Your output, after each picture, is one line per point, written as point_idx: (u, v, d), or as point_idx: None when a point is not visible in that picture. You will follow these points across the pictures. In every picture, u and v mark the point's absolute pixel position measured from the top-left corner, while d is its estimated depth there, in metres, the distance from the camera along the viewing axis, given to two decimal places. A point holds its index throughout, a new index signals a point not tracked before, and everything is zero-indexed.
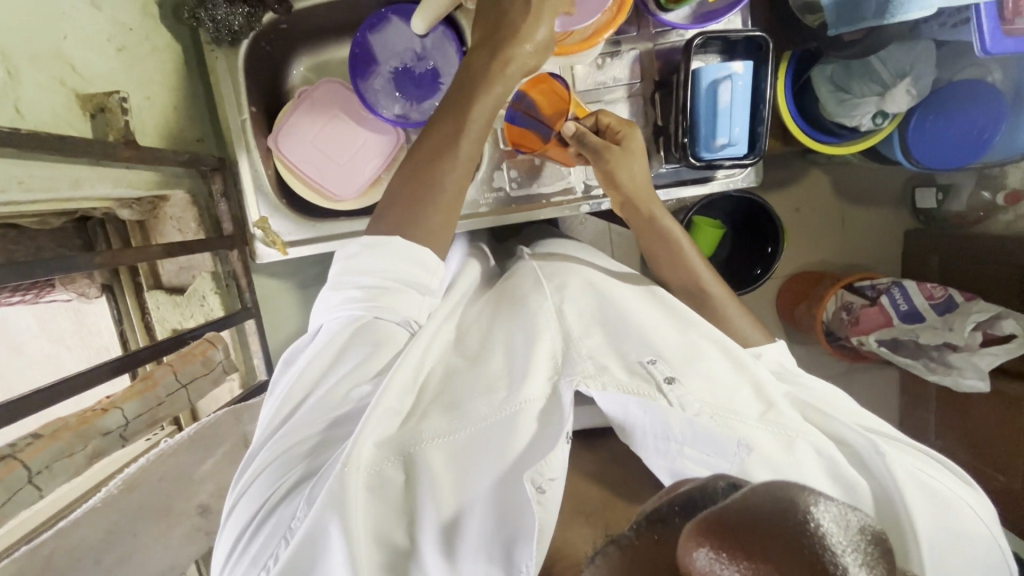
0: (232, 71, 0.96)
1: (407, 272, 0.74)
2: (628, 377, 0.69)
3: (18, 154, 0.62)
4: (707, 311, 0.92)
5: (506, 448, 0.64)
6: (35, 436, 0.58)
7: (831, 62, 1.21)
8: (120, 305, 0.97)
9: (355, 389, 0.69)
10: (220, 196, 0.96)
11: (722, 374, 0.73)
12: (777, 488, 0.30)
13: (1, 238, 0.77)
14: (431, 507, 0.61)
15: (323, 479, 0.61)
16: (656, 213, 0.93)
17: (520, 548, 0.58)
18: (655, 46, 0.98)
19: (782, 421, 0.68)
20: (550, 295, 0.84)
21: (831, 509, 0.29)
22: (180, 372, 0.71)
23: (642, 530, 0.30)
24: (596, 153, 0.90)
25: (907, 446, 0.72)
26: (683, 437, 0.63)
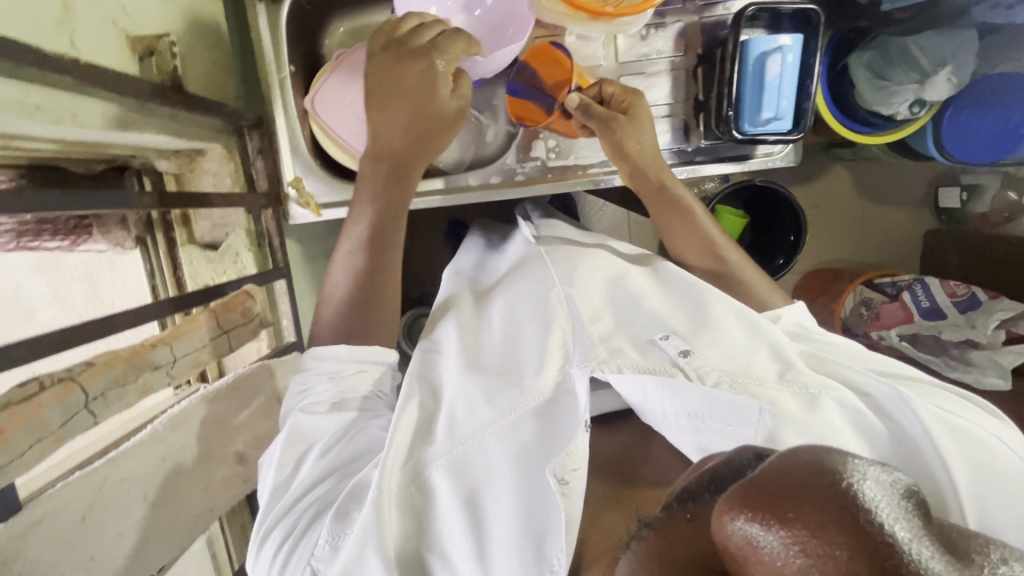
0: (274, 28, 0.95)
1: (370, 351, 0.76)
2: (644, 358, 0.69)
3: (74, 86, 0.61)
4: (734, 285, 0.90)
5: (522, 438, 0.64)
6: (90, 361, 0.53)
7: (869, 50, 1.18)
8: (153, 259, 0.95)
9: (364, 418, 0.70)
10: (257, 154, 0.98)
11: (738, 343, 0.72)
12: (809, 454, 0.30)
13: (44, 179, 0.76)
14: (457, 516, 0.61)
15: (350, 512, 0.62)
16: (674, 184, 0.92)
17: (549, 542, 0.57)
18: (700, 20, 0.97)
19: (802, 380, 0.66)
20: (553, 280, 0.82)
21: (869, 472, 0.28)
22: (222, 319, 0.70)
23: (677, 514, 0.35)
24: (603, 122, 0.89)
25: (937, 391, 0.68)
26: (703, 411, 0.61)
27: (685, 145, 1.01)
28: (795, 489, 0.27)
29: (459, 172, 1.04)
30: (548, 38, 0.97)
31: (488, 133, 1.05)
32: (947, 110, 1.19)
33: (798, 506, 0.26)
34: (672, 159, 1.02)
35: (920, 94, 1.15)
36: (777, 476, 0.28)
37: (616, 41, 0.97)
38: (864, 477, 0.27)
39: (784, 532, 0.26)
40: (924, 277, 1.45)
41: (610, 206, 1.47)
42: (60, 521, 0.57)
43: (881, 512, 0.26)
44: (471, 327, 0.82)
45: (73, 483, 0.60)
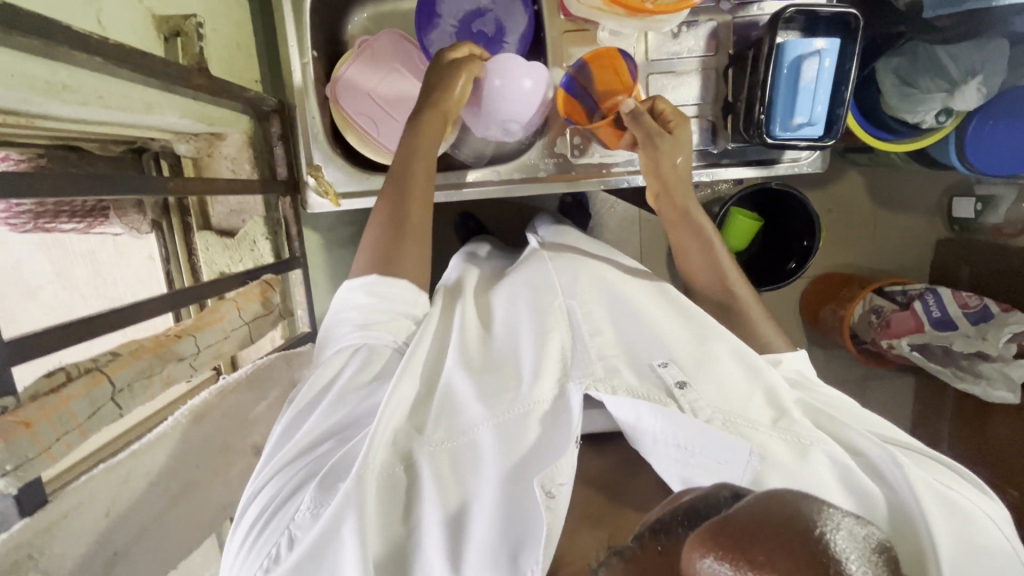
0: (297, 11, 0.92)
1: (406, 300, 0.76)
2: (640, 382, 0.63)
3: (100, 67, 0.59)
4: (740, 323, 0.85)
5: (517, 440, 0.60)
6: (116, 352, 0.51)
7: (896, 55, 1.13)
8: (168, 245, 0.95)
9: (361, 390, 0.67)
10: (278, 140, 0.94)
11: (735, 381, 0.66)
12: (782, 498, 0.29)
13: (61, 159, 0.74)
14: (435, 506, 0.56)
15: (335, 483, 0.58)
16: (695, 208, 0.89)
17: (526, 552, 0.53)
18: (733, 19, 0.95)
19: (795, 430, 0.61)
20: (556, 289, 0.77)
21: (839, 521, 0.27)
22: (243, 310, 0.69)
23: (648, 543, 0.32)
24: (647, 135, 0.87)
25: (935, 466, 0.61)
26: (692, 446, 0.56)
27: (712, 147, 1.00)
28: (767, 529, 0.26)
29: (479, 167, 1.03)
30: (576, 32, 0.95)
31: None
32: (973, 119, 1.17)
33: (767, 549, 0.25)
34: (697, 160, 1.00)
35: (949, 102, 1.12)
36: (750, 514, 0.27)
37: (646, 38, 0.95)
38: (835, 527, 0.27)
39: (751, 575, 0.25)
40: (936, 287, 1.41)
41: (621, 205, 1.43)
42: (91, 513, 0.55)
43: (845, 561, 0.25)
44: (471, 329, 0.77)
45: (100, 475, 0.58)
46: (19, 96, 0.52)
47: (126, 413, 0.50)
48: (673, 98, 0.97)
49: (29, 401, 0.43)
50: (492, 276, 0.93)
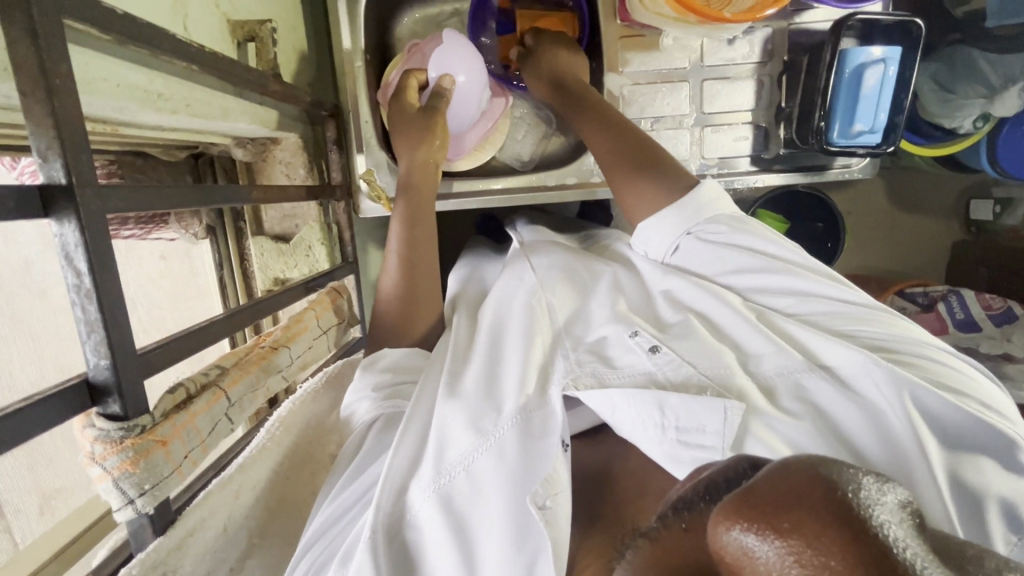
0: (353, 14, 0.91)
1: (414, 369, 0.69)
2: (616, 370, 0.58)
3: (185, 74, 0.58)
4: (638, 159, 0.76)
5: (507, 463, 0.54)
6: (223, 367, 0.52)
7: (935, 60, 1.11)
8: (222, 250, 0.95)
9: (372, 451, 0.62)
10: (332, 144, 0.94)
11: (708, 340, 0.61)
12: (811, 464, 0.25)
13: (129, 166, 0.74)
14: (447, 545, 0.52)
15: (352, 551, 0.53)
16: (602, 102, 0.83)
17: (541, 564, 0.50)
18: (789, 25, 0.94)
19: (763, 369, 0.57)
20: (533, 284, 0.71)
21: (876, 492, 0.24)
22: (321, 318, 0.70)
23: (670, 522, 0.29)
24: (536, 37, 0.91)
25: (918, 357, 0.58)
26: (673, 418, 0.52)
27: (763, 153, 1.00)
28: (790, 493, 0.23)
29: (526, 169, 1.06)
30: (633, 37, 0.94)
31: (555, 135, 1.08)
32: (1006, 122, 1.13)
33: (793, 515, 0.23)
34: (749, 166, 1.01)
35: (988, 109, 1.08)
36: (774, 482, 0.24)
37: (700, 43, 0.95)
38: (866, 490, 0.23)
39: (782, 543, 0.22)
40: (959, 289, 1.40)
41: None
42: (210, 530, 0.53)
43: (882, 526, 0.22)
44: (462, 342, 0.69)
45: (216, 490, 0.54)
46: (120, 107, 0.51)
47: (236, 426, 0.51)
48: (726, 103, 0.97)
49: (162, 420, 0.42)
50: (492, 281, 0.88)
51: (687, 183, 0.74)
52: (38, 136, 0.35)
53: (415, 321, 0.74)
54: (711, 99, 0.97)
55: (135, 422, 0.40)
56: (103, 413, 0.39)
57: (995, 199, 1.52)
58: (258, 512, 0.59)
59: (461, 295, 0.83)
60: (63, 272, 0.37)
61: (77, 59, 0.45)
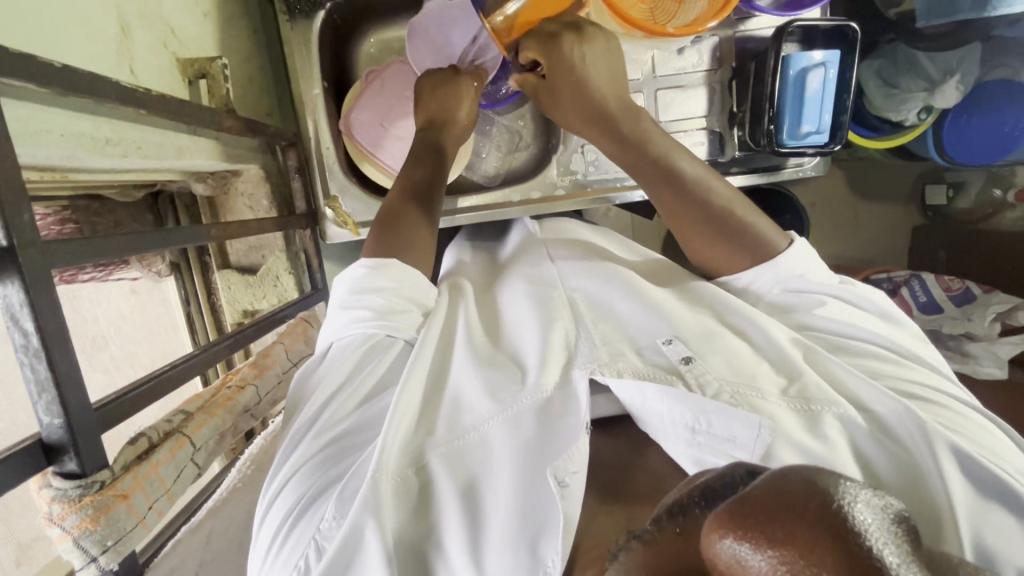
0: (307, 45, 0.92)
1: (413, 286, 0.69)
2: (643, 361, 0.59)
3: (136, 117, 0.58)
4: (713, 219, 0.70)
5: (523, 438, 0.54)
6: (188, 412, 0.52)
7: (878, 58, 1.16)
8: (188, 286, 0.94)
9: (372, 392, 0.60)
10: (294, 173, 0.94)
11: (743, 355, 0.61)
12: (806, 474, 0.27)
13: (83, 210, 0.72)
14: (455, 511, 0.51)
15: (354, 483, 0.51)
16: (673, 155, 0.73)
17: (544, 541, 0.49)
18: (734, 34, 0.97)
19: (805, 393, 0.57)
20: (555, 281, 0.73)
21: (865, 499, 0.26)
22: (291, 351, 0.70)
23: (665, 526, 0.33)
24: (535, 92, 0.81)
25: (947, 403, 0.57)
26: (699, 422, 0.53)
27: (720, 157, 1.03)
28: (781, 504, 0.25)
29: (494, 186, 1.08)
30: None
31: (519, 148, 1.09)
32: (948, 114, 1.18)
33: (787, 526, 0.24)
34: None
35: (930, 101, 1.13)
36: (768, 491, 0.26)
37: (651, 56, 0.97)
38: (854, 499, 0.25)
39: (773, 553, 0.24)
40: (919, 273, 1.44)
41: (615, 210, 1.43)
42: None
43: (870, 535, 0.24)
44: (477, 332, 0.69)
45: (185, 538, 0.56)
46: (67, 156, 0.51)
47: (203, 472, 0.50)
48: (680, 111, 1.00)
49: (123, 473, 0.42)
50: (483, 268, 0.89)
51: (777, 245, 0.69)
52: None
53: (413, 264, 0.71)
54: (666, 107, 1.00)
55: (93, 478, 0.39)
56: (59, 472, 0.38)
57: (947, 183, 1.58)
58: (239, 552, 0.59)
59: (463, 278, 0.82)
60: (10, 333, 0.37)
61: (17, 113, 0.45)
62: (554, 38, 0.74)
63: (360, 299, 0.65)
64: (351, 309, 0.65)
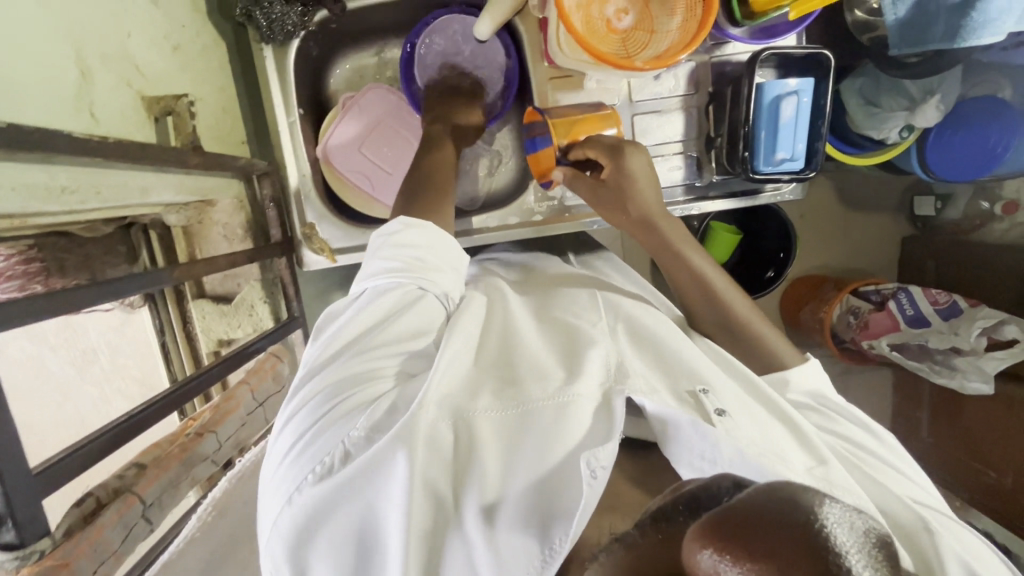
0: (282, 73, 0.91)
1: (431, 246, 0.70)
2: (679, 406, 0.59)
3: (94, 162, 0.58)
4: (733, 328, 0.76)
5: (559, 428, 0.57)
6: (141, 466, 0.52)
7: (858, 76, 1.15)
8: (163, 316, 0.94)
9: (407, 338, 0.65)
10: (270, 201, 0.93)
11: (766, 425, 0.61)
12: (789, 496, 0.37)
13: (52, 248, 0.72)
14: (485, 464, 0.56)
15: (395, 415, 0.57)
16: (696, 260, 0.78)
17: (556, 526, 0.53)
18: (710, 59, 0.97)
19: (830, 477, 0.56)
20: (603, 309, 0.74)
21: (837, 512, 0.36)
22: (257, 391, 0.69)
23: (650, 532, 0.42)
24: (592, 191, 0.83)
25: (958, 528, 0.61)
26: (729, 465, 0.53)
27: (697, 181, 1.03)
28: (766, 519, 0.35)
29: (474, 210, 1.06)
30: (561, 78, 0.96)
31: (499, 171, 1.09)
32: (931, 131, 1.17)
33: (769, 535, 0.33)
34: (684, 194, 1.03)
35: (911, 121, 1.13)
36: (757, 508, 0.36)
37: (627, 82, 0.97)
38: (808, 509, 0.35)
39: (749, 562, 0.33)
40: (908, 286, 1.41)
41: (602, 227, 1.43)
42: None
43: (838, 544, 0.33)
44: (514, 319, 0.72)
45: None
46: (20, 207, 0.51)
47: (156, 526, 0.51)
48: (658, 135, 1.00)
49: (64, 541, 0.42)
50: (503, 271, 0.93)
51: (789, 361, 0.73)
52: None
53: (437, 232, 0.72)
54: (644, 132, 1.00)
55: (33, 548, 0.39)
56: None
57: (935, 195, 1.58)
58: None
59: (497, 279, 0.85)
60: None
61: None
62: (617, 149, 0.79)
63: (394, 252, 0.68)
64: (386, 259, 0.68)
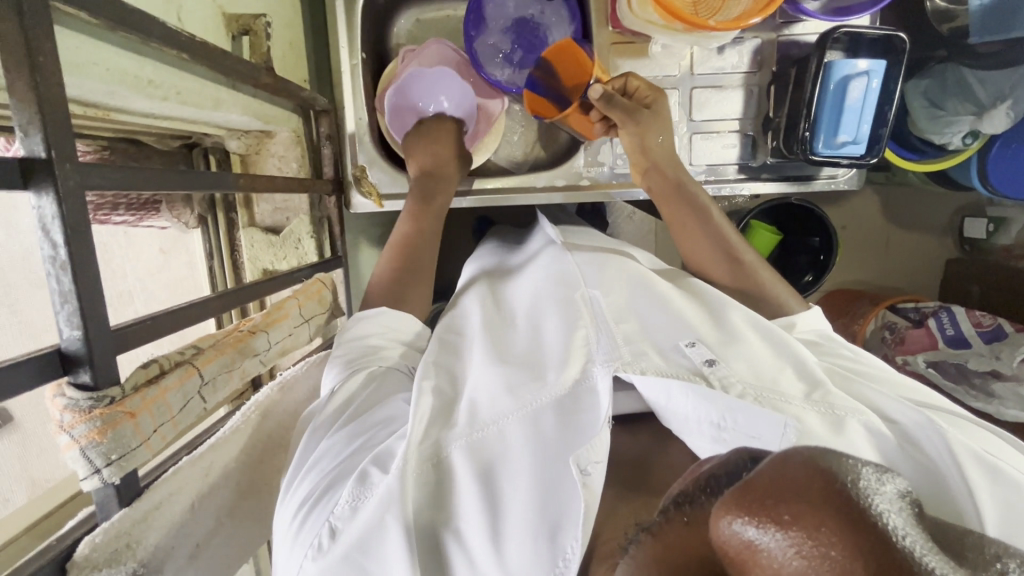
0: (350, 15, 0.93)
1: (388, 326, 0.74)
2: (666, 362, 0.61)
3: (178, 63, 0.60)
4: (747, 281, 0.80)
5: (541, 432, 0.57)
6: (200, 347, 0.54)
7: (926, 77, 1.09)
8: (213, 240, 0.97)
9: (374, 396, 0.65)
10: (325, 139, 0.96)
11: (763, 358, 0.64)
12: (808, 454, 0.27)
13: (124, 153, 0.76)
14: (473, 498, 0.54)
15: (377, 465, 0.56)
16: (708, 205, 0.86)
17: (564, 531, 0.51)
18: (778, 37, 0.96)
19: (828, 400, 0.58)
20: (578, 280, 0.76)
21: (869, 475, 0.26)
22: (303, 307, 0.72)
23: (672, 515, 0.33)
24: (627, 113, 0.87)
25: (961, 422, 0.59)
26: (724, 420, 0.55)
27: (751, 161, 1.01)
28: (788, 487, 0.25)
29: (520, 170, 1.09)
30: (624, 44, 0.96)
31: (550, 136, 1.09)
32: (997, 139, 1.11)
33: (792, 506, 0.24)
34: (737, 173, 1.02)
35: (976, 126, 1.05)
36: (772, 476, 0.26)
37: (690, 52, 0.96)
38: (861, 477, 0.25)
39: (788, 534, 0.24)
40: (950, 306, 1.37)
41: (639, 214, 1.42)
42: (177, 505, 0.52)
43: (882, 517, 0.24)
44: (498, 341, 0.73)
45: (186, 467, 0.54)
46: (110, 90, 0.53)
47: (209, 406, 0.53)
48: (714, 112, 0.99)
49: (133, 393, 0.44)
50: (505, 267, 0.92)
51: (794, 308, 0.78)
52: (20, 110, 0.37)
53: (405, 303, 0.79)
54: (701, 107, 0.99)
55: (105, 393, 0.42)
56: (73, 383, 0.41)
57: (988, 218, 1.50)
58: (243, 503, 0.60)
59: (479, 287, 0.85)
60: (40, 244, 0.39)
61: (70, 42, 0.47)
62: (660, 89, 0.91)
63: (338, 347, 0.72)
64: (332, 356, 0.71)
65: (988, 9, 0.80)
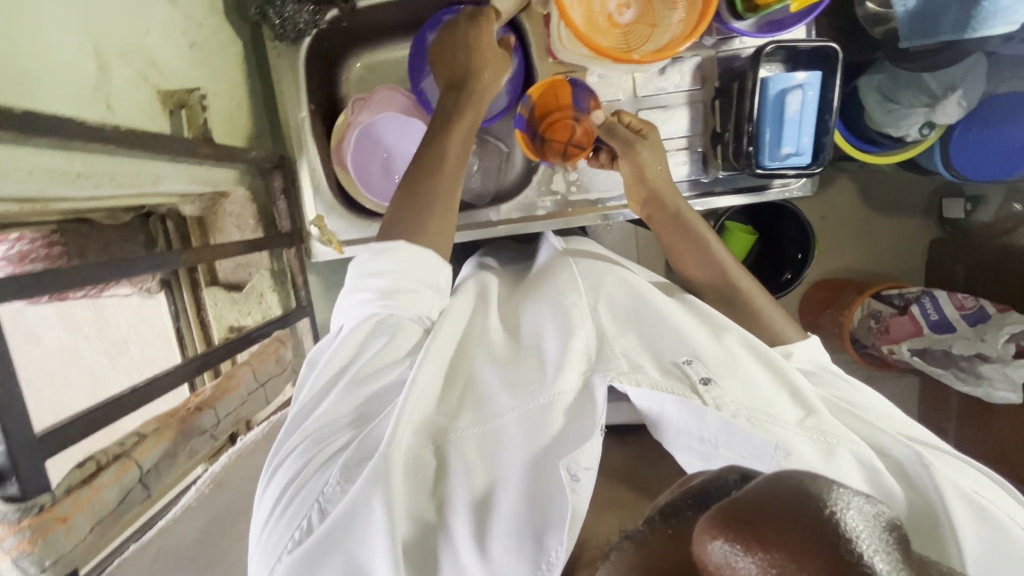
0: (293, 72, 0.95)
1: (412, 267, 0.70)
2: (664, 378, 0.60)
3: (109, 150, 0.61)
4: (734, 308, 0.82)
5: (538, 431, 0.56)
6: (142, 436, 0.61)
7: (877, 73, 1.09)
8: (177, 302, 0.99)
9: (377, 369, 0.64)
10: (280, 194, 0.97)
11: (760, 381, 0.63)
12: (796, 479, 0.28)
13: (75, 232, 0.77)
14: (465, 491, 0.55)
15: (365, 456, 0.56)
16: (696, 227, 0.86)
17: (549, 534, 0.51)
18: (716, 54, 0.96)
19: (820, 426, 0.58)
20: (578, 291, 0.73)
21: (855, 501, 0.27)
22: (257, 373, 0.79)
23: (658, 528, 0.33)
24: (626, 144, 0.89)
25: (952, 459, 0.60)
26: (717, 437, 0.55)
27: (703, 176, 1.02)
28: (776, 510, 0.26)
29: (482, 204, 1.07)
30: (564, 74, 0.97)
31: (509, 165, 1.08)
32: (956, 125, 1.10)
33: (782, 530, 0.25)
34: (688, 190, 1.03)
35: (930, 117, 1.06)
36: (762, 498, 0.27)
37: (632, 78, 0.97)
38: (847, 505, 0.26)
39: (765, 557, 0.25)
40: (932, 289, 1.32)
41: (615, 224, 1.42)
42: None
43: (860, 541, 0.25)
44: (499, 338, 0.71)
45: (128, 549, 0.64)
46: (38, 189, 0.55)
47: (150, 489, 0.60)
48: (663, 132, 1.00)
49: (62, 498, 0.50)
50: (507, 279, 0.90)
51: (787, 334, 0.78)
52: None
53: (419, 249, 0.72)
54: None
55: (32, 502, 0.46)
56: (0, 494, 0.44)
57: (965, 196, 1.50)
58: None
59: (490, 283, 0.84)
60: None
61: None
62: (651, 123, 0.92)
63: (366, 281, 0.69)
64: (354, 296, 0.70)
65: (914, 14, 0.81)
